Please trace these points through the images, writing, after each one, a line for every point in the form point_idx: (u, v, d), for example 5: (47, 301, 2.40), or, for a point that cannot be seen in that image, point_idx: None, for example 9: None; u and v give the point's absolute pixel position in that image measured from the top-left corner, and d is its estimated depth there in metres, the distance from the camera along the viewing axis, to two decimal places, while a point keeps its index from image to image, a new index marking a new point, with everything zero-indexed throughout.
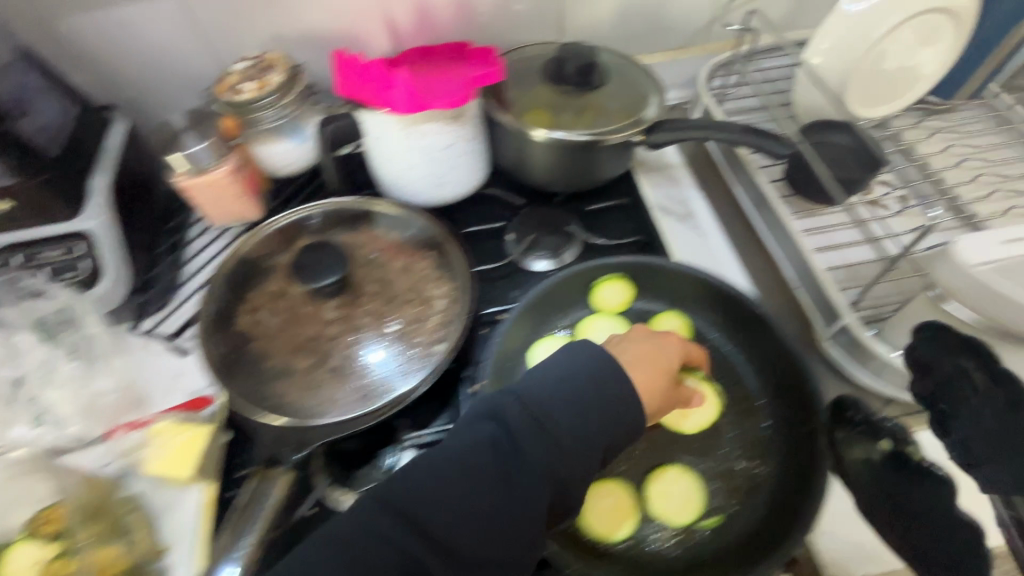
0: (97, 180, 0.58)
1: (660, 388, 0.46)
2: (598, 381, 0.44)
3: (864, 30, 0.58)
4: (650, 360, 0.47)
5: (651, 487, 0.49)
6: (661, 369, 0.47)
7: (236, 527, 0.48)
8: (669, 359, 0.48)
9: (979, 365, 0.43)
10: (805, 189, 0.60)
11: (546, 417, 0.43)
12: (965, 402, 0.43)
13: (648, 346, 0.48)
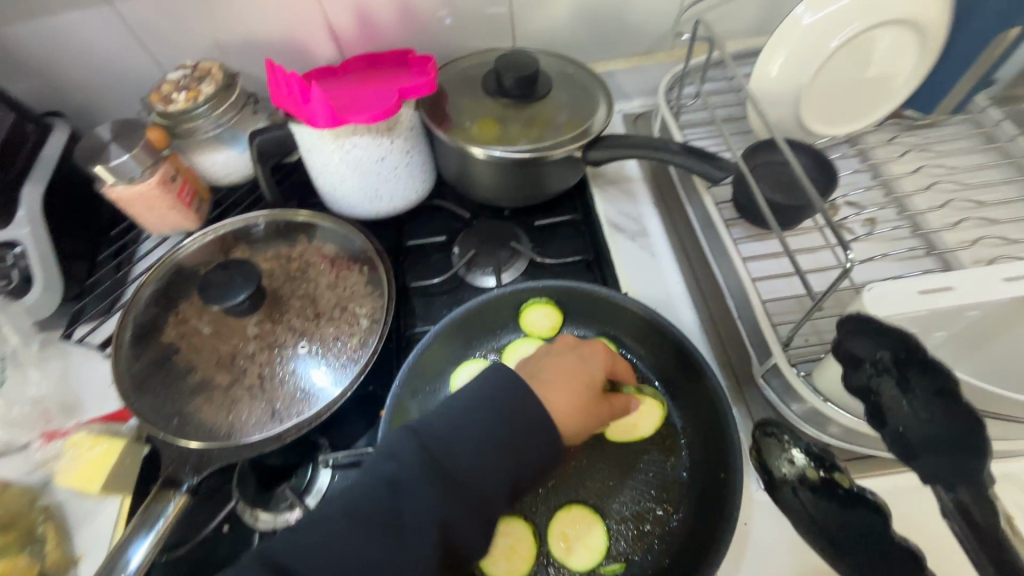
0: (29, 189, 0.59)
1: (587, 403, 0.44)
2: (506, 411, 0.42)
3: (818, 40, 0.54)
4: (569, 379, 0.45)
5: (551, 525, 0.48)
6: (583, 385, 0.45)
7: (133, 531, 0.45)
8: (592, 376, 0.46)
9: (898, 345, 0.35)
10: (747, 211, 0.57)
11: (450, 454, 0.40)
12: (895, 390, 0.34)
13: (566, 365, 0.46)
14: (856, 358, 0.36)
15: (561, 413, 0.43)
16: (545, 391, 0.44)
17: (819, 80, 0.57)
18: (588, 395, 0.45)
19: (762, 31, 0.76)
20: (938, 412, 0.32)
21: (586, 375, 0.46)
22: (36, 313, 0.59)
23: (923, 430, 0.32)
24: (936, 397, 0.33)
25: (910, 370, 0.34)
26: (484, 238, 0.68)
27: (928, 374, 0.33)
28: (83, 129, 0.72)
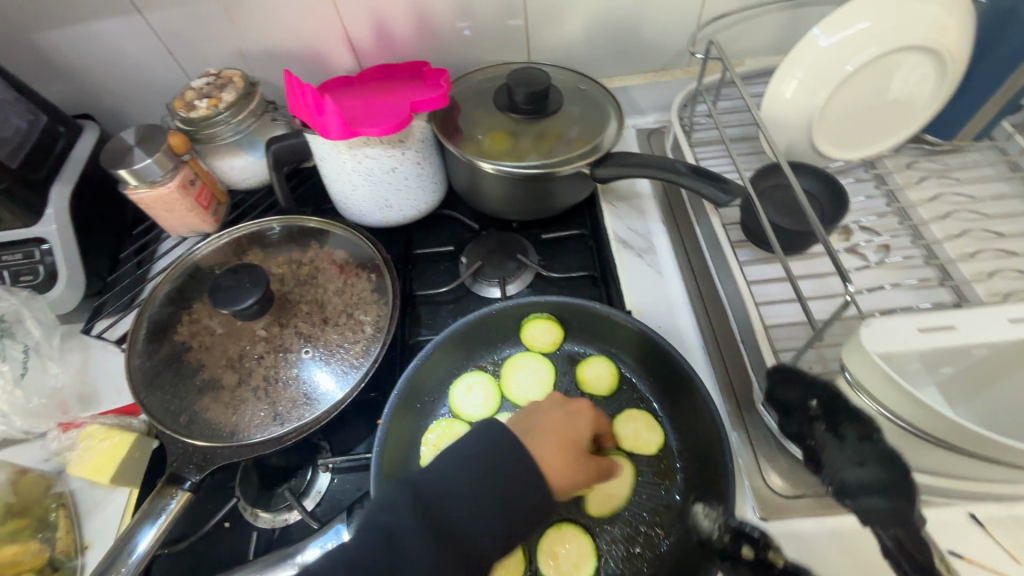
0: (57, 189, 0.61)
1: (578, 457, 0.44)
2: (497, 466, 0.41)
3: (832, 63, 0.54)
4: (559, 430, 0.45)
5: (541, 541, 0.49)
6: (573, 438, 0.45)
7: (138, 520, 0.46)
8: (582, 429, 0.46)
9: (822, 398, 0.44)
10: (755, 233, 0.56)
11: (445, 507, 0.39)
12: (828, 438, 0.44)
13: (556, 417, 0.46)
14: (792, 408, 0.46)
15: (553, 465, 0.43)
16: (538, 442, 0.43)
17: (834, 104, 0.57)
18: (577, 449, 0.44)
19: (781, 50, 0.75)
20: (850, 445, 0.43)
21: (577, 429, 0.46)
22: (59, 307, 0.61)
23: (847, 470, 0.43)
24: (860, 440, 0.43)
25: (836, 419, 0.44)
26: (491, 250, 0.68)
27: (850, 420, 0.43)
28: (112, 131, 0.75)
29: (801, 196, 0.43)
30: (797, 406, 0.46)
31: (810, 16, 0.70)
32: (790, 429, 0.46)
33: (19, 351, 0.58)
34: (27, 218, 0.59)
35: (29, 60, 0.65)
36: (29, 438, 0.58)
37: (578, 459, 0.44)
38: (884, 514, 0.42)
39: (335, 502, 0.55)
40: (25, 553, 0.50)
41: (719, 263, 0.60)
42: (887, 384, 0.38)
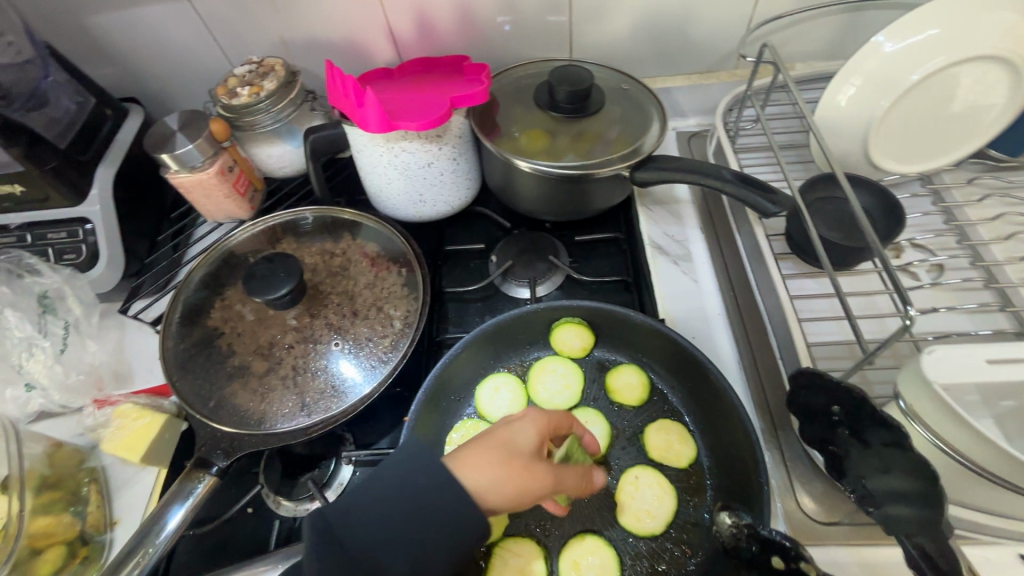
0: (103, 170, 0.63)
1: (511, 470, 0.39)
2: (406, 487, 0.36)
3: (896, 72, 0.51)
4: (484, 446, 0.40)
5: (565, 552, 0.48)
6: (501, 451, 0.40)
7: (167, 501, 0.47)
8: (514, 440, 0.41)
9: (845, 404, 0.40)
10: (802, 247, 0.54)
11: (353, 536, 0.35)
12: (853, 442, 0.41)
13: (488, 433, 0.42)
14: (816, 412, 0.43)
15: (473, 482, 0.38)
16: (461, 459, 0.39)
17: (894, 115, 0.54)
18: (510, 461, 0.39)
19: (835, 55, 0.72)
20: (877, 451, 0.39)
21: (508, 440, 0.41)
22: (98, 286, 0.63)
23: (874, 477, 0.40)
24: (884, 446, 0.38)
25: (861, 425, 0.40)
26: (523, 249, 0.67)
27: (870, 422, 0.39)
28: (156, 115, 0.77)
29: (858, 210, 0.40)
30: (823, 409, 0.42)
31: (869, 20, 0.67)
32: (815, 433, 0.44)
33: (60, 328, 0.60)
34: (73, 198, 0.60)
35: (81, 43, 0.66)
36: (66, 412, 0.60)
37: (512, 470, 0.39)
38: (909, 524, 0.36)
39: None
40: (57, 525, 0.50)
41: (760, 275, 0.58)
42: (949, 418, 0.35)
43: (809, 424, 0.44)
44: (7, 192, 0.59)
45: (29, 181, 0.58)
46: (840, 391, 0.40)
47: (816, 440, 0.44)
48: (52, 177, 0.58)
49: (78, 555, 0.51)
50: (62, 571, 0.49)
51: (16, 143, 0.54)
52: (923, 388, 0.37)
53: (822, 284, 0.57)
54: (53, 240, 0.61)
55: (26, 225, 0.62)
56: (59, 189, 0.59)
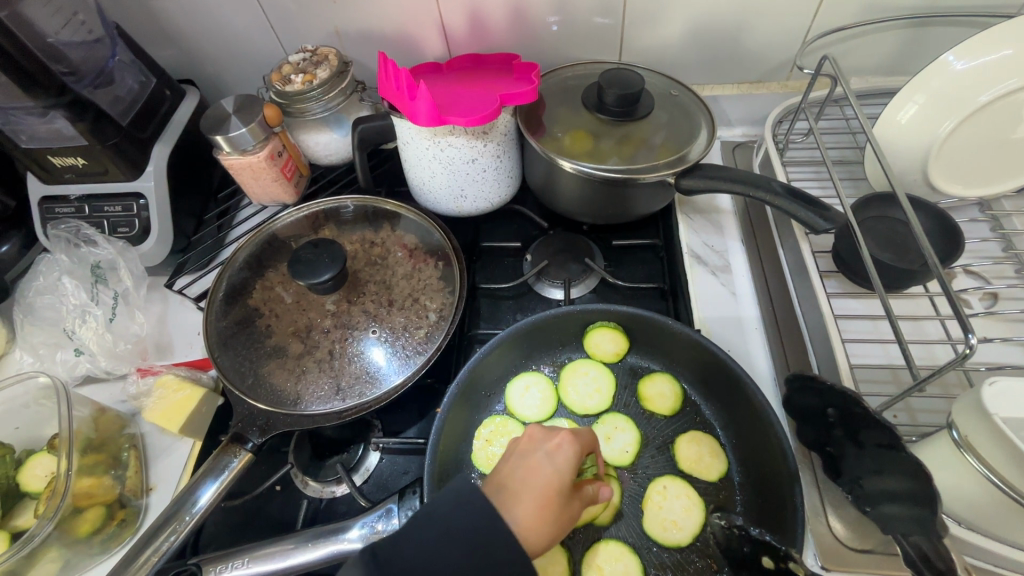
0: (159, 149, 0.65)
1: (561, 515, 0.39)
2: (479, 547, 0.35)
3: (964, 91, 0.50)
4: (536, 493, 0.39)
5: (589, 553, 0.48)
6: (552, 497, 0.39)
7: (202, 475, 0.49)
8: (561, 477, 0.40)
9: (837, 407, 0.42)
10: (850, 267, 0.53)
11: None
12: (851, 446, 0.43)
13: (533, 470, 0.40)
14: (814, 414, 0.45)
15: (532, 540, 0.37)
16: (519, 512, 0.38)
17: (959, 136, 0.52)
18: (558, 502, 0.39)
19: (893, 71, 0.69)
20: (872, 452, 0.40)
21: (554, 479, 0.40)
22: (147, 260, 0.65)
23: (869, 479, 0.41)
24: (878, 448, 0.39)
25: (855, 426, 0.41)
26: (559, 250, 0.67)
27: (858, 422, 0.41)
28: (210, 98, 0.79)
29: (918, 233, 0.39)
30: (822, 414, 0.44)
31: (932, 36, 0.64)
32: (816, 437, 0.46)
33: (110, 297, 0.62)
34: (130, 173, 0.63)
35: (146, 25, 0.69)
36: (110, 379, 0.62)
37: (561, 515, 0.39)
38: (907, 523, 0.37)
39: (383, 483, 0.56)
40: (99, 487, 0.52)
41: (803, 291, 0.56)
42: (1003, 451, 0.34)
43: (813, 428, 0.46)
44: (70, 164, 0.62)
45: (91, 155, 0.60)
46: (832, 396, 0.42)
47: (814, 443, 0.47)
48: (113, 153, 0.60)
49: (116, 517, 0.53)
50: (100, 531, 0.51)
51: (83, 119, 0.56)
52: (977, 418, 0.36)
53: (867, 305, 0.55)
54: (109, 213, 0.64)
55: (83, 197, 0.64)
56: (118, 164, 0.61)
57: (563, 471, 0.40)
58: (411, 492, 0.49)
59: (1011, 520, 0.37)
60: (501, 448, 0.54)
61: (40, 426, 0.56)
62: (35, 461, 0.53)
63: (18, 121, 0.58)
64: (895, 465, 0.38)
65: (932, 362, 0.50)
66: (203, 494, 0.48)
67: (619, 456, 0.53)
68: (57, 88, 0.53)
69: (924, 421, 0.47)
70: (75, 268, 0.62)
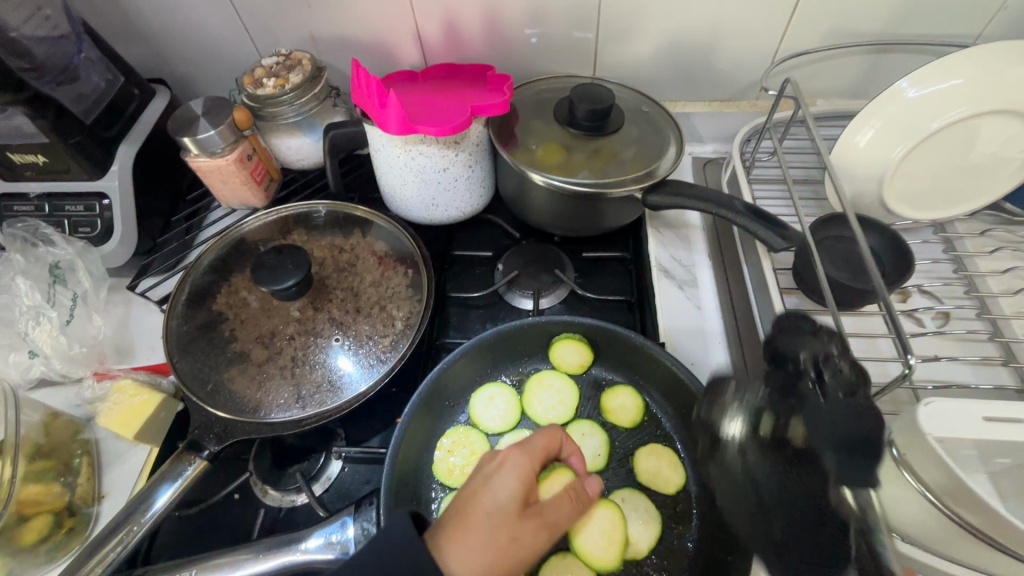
0: (124, 148, 0.64)
1: (505, 547, 0.37)
2: None
3: (917, 117, 0.51)
4: (468, 523, 0.38)
5: (577, 541, 0.49)
6: (489, 522, 0.38)
7: (156, 481, 0.48)
8: (499, 504, 0.39)
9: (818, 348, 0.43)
10: (807, 285, 0.54)
11: None
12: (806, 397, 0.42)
13: (473, 497, 0.39)
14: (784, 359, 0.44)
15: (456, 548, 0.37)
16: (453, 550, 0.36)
17: (913, 160, 0.54)
18: (498, 532, 0.37)
19: (858, 94, 0.72)
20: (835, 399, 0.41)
21: (492, 507, 0.38)
22: (109, 261, 0.63)
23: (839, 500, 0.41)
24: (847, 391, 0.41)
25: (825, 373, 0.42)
26: (530, 260, 0.68)
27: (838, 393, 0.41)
28: (182, 98, 0.78)
29: (868, 255, 0.40)
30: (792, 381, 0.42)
31: (894, 62, 0.67)
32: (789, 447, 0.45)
33: (68, 299, 0.61)
34: (93, 173, 0.62)
35: (118, 23, 0.68)
36: (65, 382, 0.61)
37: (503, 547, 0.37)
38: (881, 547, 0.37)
39: (344, 491, 0.56)
40: (47, 495, 0.50)
41: (764, 307, 0.58)
42: (939, 470, 0.35)
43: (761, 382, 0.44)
44: (30, 161, 0.60)
45: (52, 153, 0.59)
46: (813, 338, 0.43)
47: None
48: (74, 151, 0.59)
49: (64, 526, 0.51)
50: (47, 540, 0.50)
51: (43, 117, 0.55)
52: (914, 436, 0.37)
53: (825, 322, 0.56)
54: (69, 213, 0.63)
55: (44, 195, 0.63)
56: (80, 162, 0.60)
57: (504, 499, 0.39)
58: (369, 503, 0.48)
59: (953, 540, 0.38)
60: (463, 459, 0.53)
61: None
62: None
63: None
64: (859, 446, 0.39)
65: (883, 379, 0.52)
66: (159, 499, 0.47)
67: (592, 461, 0.54)
68: (17, 83, 0.52)
69: None
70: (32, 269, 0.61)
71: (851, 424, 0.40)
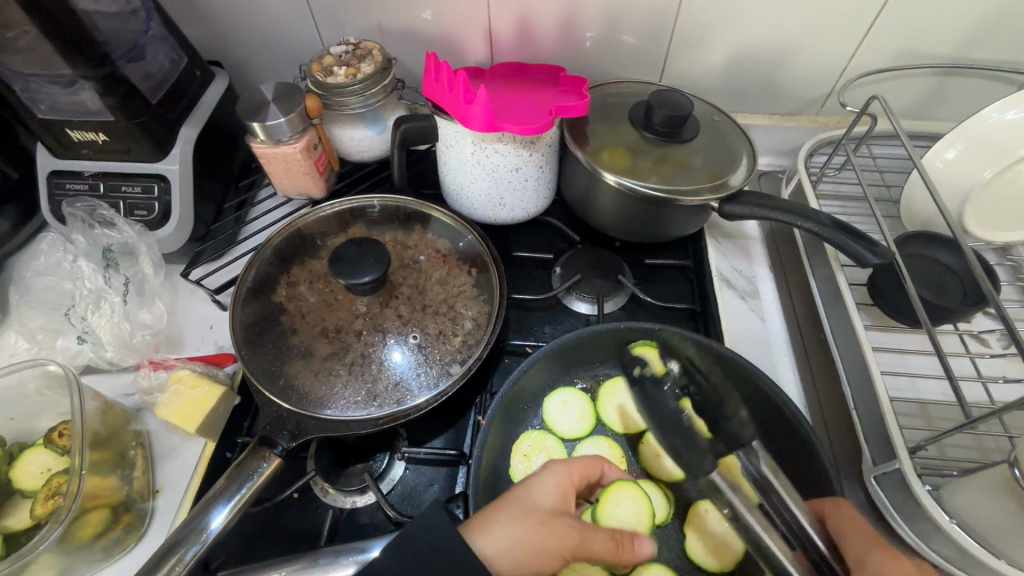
0: (185, 131, 0.61)
1: (533, 537, 0.39)
2: None
3: (1005, 144, 0.53)
4: (502, 511, 0.40)
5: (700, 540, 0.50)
6: (522, 512, 0.40)
7: (215, 495, 0.45)
8: (536, 501, 0.41)
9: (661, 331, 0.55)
10: (889, 301, 0.55)
11: None
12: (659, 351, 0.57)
13: (513, 492, 0.42)
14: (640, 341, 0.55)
15: (488, 531, 0.39)
16: (488, 528, 0.39)
17: (997, 185, 0.55)
18: (529, 523, 0.40)
19: (918, 115, 0.73)
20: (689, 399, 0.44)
21: (528, 501, 0.41)
22: (165, 245, 0.61)
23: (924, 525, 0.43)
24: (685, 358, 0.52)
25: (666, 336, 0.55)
26: (591, 264, 0.67)
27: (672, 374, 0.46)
28: (234, 81, 0.76)
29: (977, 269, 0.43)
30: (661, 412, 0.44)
31: (958, 86, 0.68)
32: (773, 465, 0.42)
33: (122, 283, 0.58)
34: (155, 155, 0.59)
35: (180, 2, 0.66)
36: (115, 369, 0.59)
37: (530, 537, 0.39)
38: None
39: (410, 493, 0.54)
40: (105, 487, 0.48)
41: (835, 321, 0.58)
42: None
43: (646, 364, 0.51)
44: (89, 139, 0.58)
45: (116, 132, 0.57)
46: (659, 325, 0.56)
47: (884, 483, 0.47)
48: (139, 131, 0.57)
49: (121, 521, 0.49)
50: (104, 536, 0.47)
51: (113, 94, 0.53)
52: None
53: (897, 340, 0.57)
54: (126, 195, 0.60)
55: (100, 175, 0.60)
56: (143, 143, 0.58)
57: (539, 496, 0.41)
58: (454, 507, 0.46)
59: None
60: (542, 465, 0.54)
61: (43, 415, 0.53)
62: (30, 456, 0.49)
63: (40, 88, 0.55)
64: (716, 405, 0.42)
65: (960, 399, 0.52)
66: (217, 517, 0.44)
67: (672, 471, 0.54)
68: (97, 59, 0.50)
69: (953, 456, 0.49)
70: (86, 253, 0.59)
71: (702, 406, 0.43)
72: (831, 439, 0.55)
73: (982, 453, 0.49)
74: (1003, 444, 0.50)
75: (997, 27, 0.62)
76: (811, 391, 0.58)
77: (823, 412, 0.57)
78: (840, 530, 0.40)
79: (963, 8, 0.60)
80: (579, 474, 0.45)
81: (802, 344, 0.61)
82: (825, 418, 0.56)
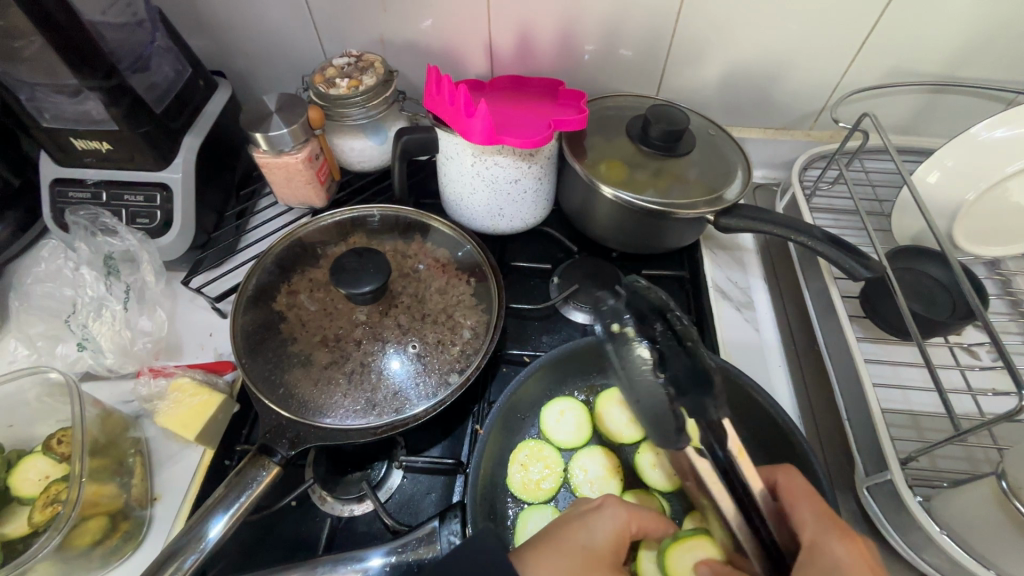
0: (188, 140, 0.62)
1: None
2: None
3: (992, 162, 0.55)
4: (558, 549, 0.40)
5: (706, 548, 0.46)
6: (579, 556, 0.39)
7: (213, 504, 0.45)
8: (593, 546, 0.40)
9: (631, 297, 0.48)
10: (881, 315, 0.56)
11: None
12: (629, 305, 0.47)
13: (570, 530, 0.41)
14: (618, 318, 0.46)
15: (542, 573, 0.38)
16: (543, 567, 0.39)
17: (985, 203, 0.57)
18: (589, 570, 0.39)
19: (910, 131, 0.74)
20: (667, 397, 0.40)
21: (586, 544, 0.40)
22: (166, 253, 0.62)
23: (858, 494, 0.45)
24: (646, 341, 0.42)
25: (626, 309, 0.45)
26: (588, 275, 0.68)
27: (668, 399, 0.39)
28: (237, 91, 0.77)
29: (966, 284, 0.44)
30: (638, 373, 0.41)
31: (948, 103, 0.70)
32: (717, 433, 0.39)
33: (122, 291, 0.59)
34: (158, 164, 0.60)
35: (184, 13, 0.67)
36: (114, 376, 0.59)
37: None
38: None
39: (407, 503, 0.54)
40: (104, 495, 0.48)
41: (829, 332, 0.59)
42: None
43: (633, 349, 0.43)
44: (93, 148, 0.59)
45: (120, 141, 0.57)
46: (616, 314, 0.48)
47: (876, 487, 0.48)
48: (143, 141, 0.57)
49: (119, 529, 0.49)
50: (102, 544, 0.47)
51: (118, 105, 0.53)
52: None
53: (888, 352, 0.58)
54: (128, 204, 0.61)
55: (102, 184, 0.61)
56: (147, 152, 0.58)
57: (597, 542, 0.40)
58: (453, 514, 0.47)
59: None
60: (539, 474, 0.55)
61: (42, 422, 0.53)
62: (28, 463, 0.49)
63: (46, 98, 0.55)
64: (693, 391, 0.39)
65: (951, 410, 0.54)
66: (215, 527, 0.44)
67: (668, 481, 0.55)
68: (104, 70, 0.51)
69: (944, 467, 0.50)
70: (88, 260, 0.59)
71: (676, 381, 0.40)
72: (824, 448, 0.56)
73: (972, 464, 0.50)
74: (992, 456, 0.51)
75: (985, 47, 0.63)
76: (804, 402, 0.59)
77: (815, 423, 0.58)
78: (788, 504, 0.41)
79: (952, 28, 0.61)
80: (637, 520, 0.43)
81: (797, 355, 0.62)
82: (818, 428, 0.57)
